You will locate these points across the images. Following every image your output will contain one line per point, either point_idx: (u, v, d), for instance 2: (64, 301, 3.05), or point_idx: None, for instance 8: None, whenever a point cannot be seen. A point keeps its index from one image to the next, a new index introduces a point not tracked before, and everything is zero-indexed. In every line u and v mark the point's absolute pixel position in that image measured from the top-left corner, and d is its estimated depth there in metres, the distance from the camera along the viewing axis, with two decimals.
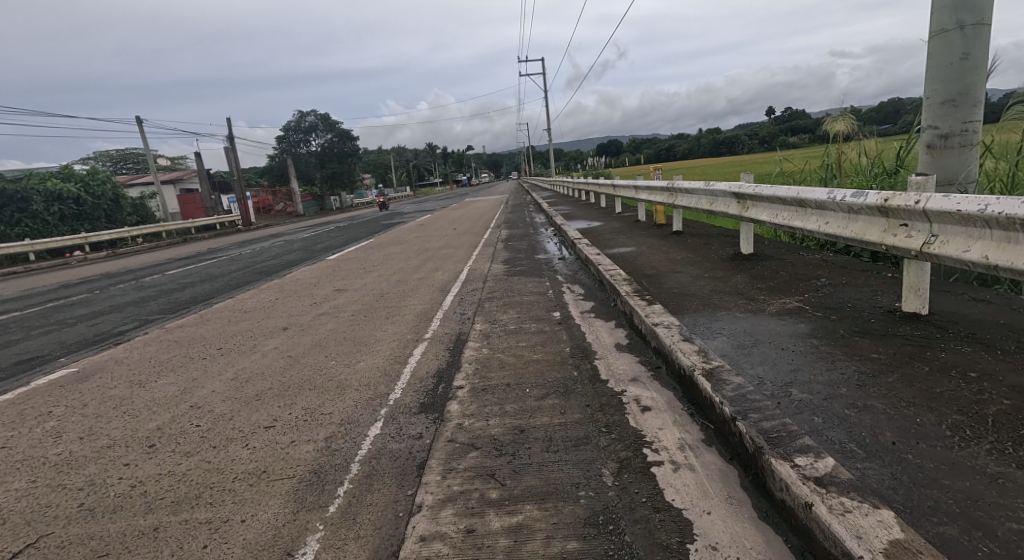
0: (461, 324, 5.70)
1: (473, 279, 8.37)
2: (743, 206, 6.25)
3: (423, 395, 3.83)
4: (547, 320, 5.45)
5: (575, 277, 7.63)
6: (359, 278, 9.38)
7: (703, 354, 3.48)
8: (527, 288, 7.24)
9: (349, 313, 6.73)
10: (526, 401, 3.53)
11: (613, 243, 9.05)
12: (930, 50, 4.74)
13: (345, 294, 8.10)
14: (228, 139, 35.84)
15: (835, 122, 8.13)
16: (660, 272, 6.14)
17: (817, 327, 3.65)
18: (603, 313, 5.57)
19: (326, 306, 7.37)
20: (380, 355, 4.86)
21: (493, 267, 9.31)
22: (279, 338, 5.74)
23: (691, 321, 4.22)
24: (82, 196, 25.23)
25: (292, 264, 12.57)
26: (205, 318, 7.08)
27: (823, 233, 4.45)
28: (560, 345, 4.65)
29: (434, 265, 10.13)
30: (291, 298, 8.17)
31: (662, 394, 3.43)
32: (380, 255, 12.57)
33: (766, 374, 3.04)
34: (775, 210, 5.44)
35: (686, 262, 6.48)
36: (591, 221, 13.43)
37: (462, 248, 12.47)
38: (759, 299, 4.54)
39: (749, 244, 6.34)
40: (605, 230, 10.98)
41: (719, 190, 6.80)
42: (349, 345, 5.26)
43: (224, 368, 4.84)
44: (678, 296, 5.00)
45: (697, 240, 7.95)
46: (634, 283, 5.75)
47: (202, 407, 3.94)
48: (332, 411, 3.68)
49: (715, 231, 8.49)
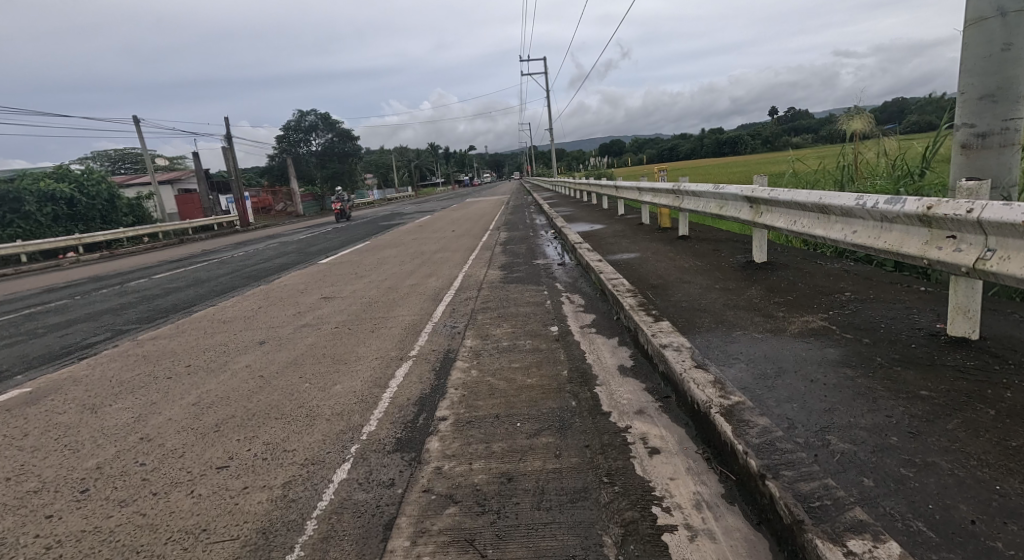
0: (451, 339, 5.26)
1: (468, 286, 7.92)
2: (755, 211, 5.78)
3: (401, 428, 3.39)
4: (544, 337, 5.00)
5: (575, 285, 7.18)
6: (348, 285, 8.94)
7: (719, 385, 3.03)
8: (524, 297, 6.79)
9: (333, 325, 6.29)
10: (516, 438, 3.09)
11: (616, 249, 8.59)
12: (965, 40, 4.27)
13: (332, 303, 7.67)
14: (226, 139, 35.46)
15: (852, 120, 7.72)
16: (666, 283, 5.69)
17: (849, 353, 3.20)
18: (605, 328, 5.11)
19: (310, 316, 6.93)
20: (359, 377, 4.41)
21: (490, 273, 8.87)
22: (254, 354, 5.31)
23: (703, 343, 3.77)
24: (76, 197, 24.85)
25: (283, 267, 12.17)
26: (180, 329, 6.65)
27: (851, 243, 3.99)
28: (556, 366, 4.20)
29: (428, 271, 9.68)
30: (275, 307, 7.73)
31: (672, 432, 2.98)
32: (373, 259, 12.13)
33: (796, 413, 2.59)
34: (793, 216, 4.98)
35: (694, 271, 6.03)
36: (592, 223, 12.97)
37: (459, 252, 12.01)
38: (778, 316, 4.08)
39: (762, 252, 5.87)
40: (607, 234, 10.52)
41: (728, 193, 6.34)
42: (327, 364, 4.83)
43: (188, 390, 4.41)
44: (687, 311, 4.55)
45: (705, 246, 7.49)
46: (639, 295, 5.29)
47: (153, 440, 3.50)
48: (296, 448, 3.24)
49: (724, 236, 8.02)
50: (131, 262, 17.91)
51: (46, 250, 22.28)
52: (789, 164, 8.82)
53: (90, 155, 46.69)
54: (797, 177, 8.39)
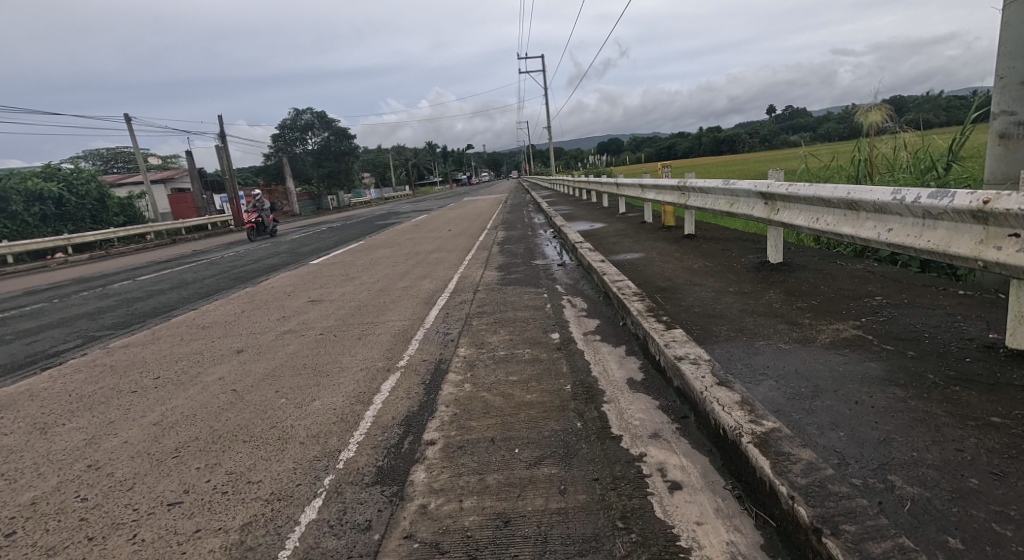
0: (443, 347, 4.85)
1: (463, 288, 7.52)
2: (771, 207, 5.37)
3: (383, 454, 2.99)
4: (544, 345, 4.59)
5: (577, 287, 6.78)
6: (337, 287, 8.52)
7: (748, 406, 2.62)
8: (522, 301, 6.38)
9: (317, 332, 5.87)
10: (514, 469, 2.68)
11: (619, 248, 8.19)
12: (1005, 19, 3.85)
13: (319, 307, 7.25)
14: (219, 137, 34.95)
15: (869, 113, 7.15)
16: (675, 286, 5.28)
17: (895, 368, 2.79)
18: (610, 335, 4.71)
19: (295, 321, 6.51)
20: (340, 391, 4.00)
21: (486, 274, 8.47)
22: (230, 365, 4.89)
23: (723, 354, 3.36)
24: (65, 196, 24.35)
25: (272, 268, 11.76)
26: (155, 336, 6.22)
27: (885, 242, 3.59)
28: (558, 380, 3.79)
29: (421, 272, 9.27)
30: (259, 311, 7.30)
31: (693, 462, 2.58)
32: (366, 259, 11.71)
33: (846, 445, 2.19)
34: (815, 213, 4.57)
35: (704, 272, 5.63)
36: (593, 222, 12.57)
37: (454, 252, 11.60)
38: (804, 324, 3.68)
39: (778, 252, 5.47)
40: (609, 233, 10.11)
41: (740, 189, 5.93)
42: (307, 376, 4.41)
43: (152, 406, 4.01)
44: (701, 318, 4.14)
45: (713, 246, 7.09)
46: (647, 300, 4.89)
47: (102, 468, 3.09)
48: (263, 479, 2.84)
49: (732, 235, 7.63)
50: (119, 264, 17.45)
51: (34, 251, 21.80)
52: (802, 159, 8.39)
53: (82, 155, 46.11)
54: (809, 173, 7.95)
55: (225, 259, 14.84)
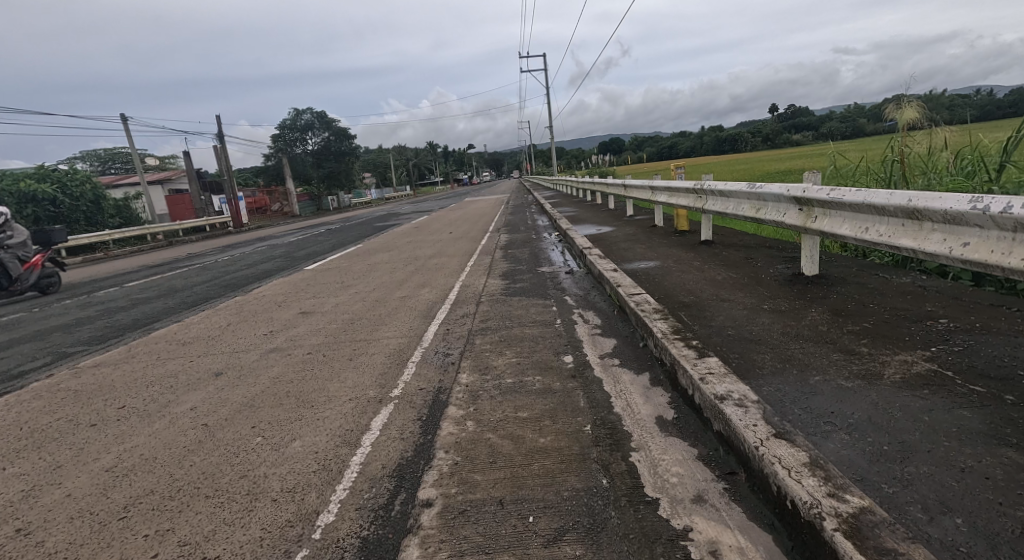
0: (443, 372, 4.34)
1: (465, 299, 7.00)
2: (806, 214, 4.84)
3: (369, 520, 2.48)
4: (557, 372, 4.07)
5: (588, 300, 6.25)
6: (331, 297, 8.01)
7: (821, 471, 2.10)
8: (529, 315, 5.86)
9: (305, 351, 5.35)
10: (528, 548, 2.17)
11: (631, 255, 7.67)
12: None
13: (309, 319, 6.73)
14: (217, 137, 34.47)
15: (905, 109, 6.58)
16: (700, 301, 4.77)
17: (996, 420, 2.27)
18: (630, 359, 4.19)
19: (282, 337, 6.00)
20: (324, 429, 3.48)
21: (489, 283, 7.96)
22: (204, 392, 4.37)
23: (772, 393, 2.84)
24: (58, 197, 23.88)
25: (265, 274, 11.24)
26: (130, 354, 5.71)
27: (960, 258, 3.07)
28: (575, 418, 3.28)
29: (421, 280, 8.76)
30: (245, 324, 6.78)
31: (754, 543, 2.06)
32: (363, 264, 11.20)
33: (968, 542, 1.67)
34: (863, 222, 4.05)
35: (731, 286, 5.11)
36: (600, 225, 12.04)
37: (456, 257, 11.08)
38: (862, 354, 3.16)
39: (813, 264, 4.95)
40: (618, 238, 9.58)
41: (769, 193, 5.40)
42: (288, 407, 3.90)
43: (109, 445, 3.49)
44: (738, 343, 3.62)
45: (735, 255, 6.56)
46: (671, 319, 4.37)
47: (32, 533, 2.58)
48: (223, 554, 2.33)
49: (754, 242, 7.11)
50: (109, 268, 16.94)
51: (25, 254, 21.33)
52: (829, 158, 7.82)
53: (78, 155, 45.67)
54: (837, 173, 7.40)
55: (218, 263, 14.34)
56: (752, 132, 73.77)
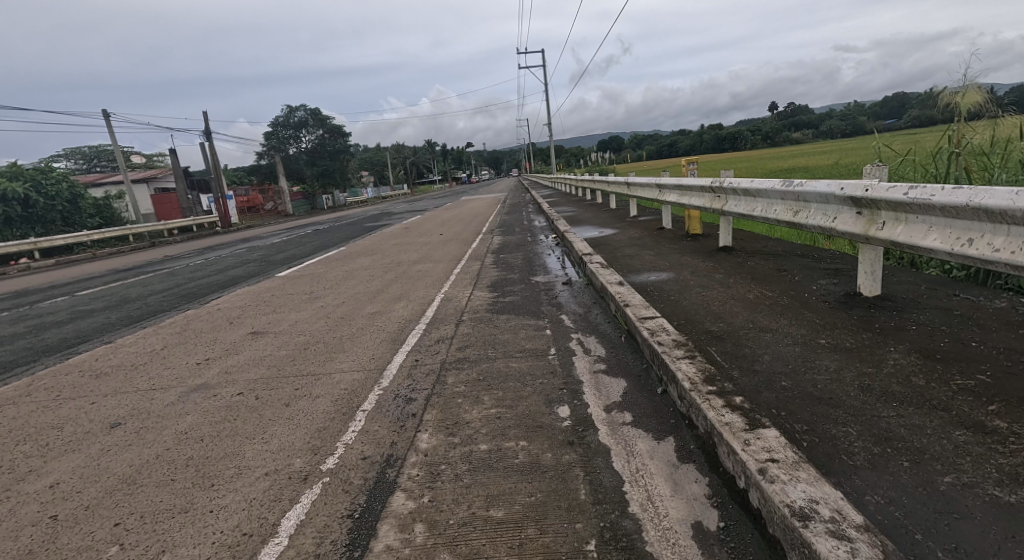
0: (400, 429, 3.29)
1: (444, 318, 5.94)
2: (868, 219, 3.78)
3: None
4: (547, 435, 3.02)
5: (590, 322, 5.19)
6: (293, 312, 6.95)
7: None
8: (518, 342, 4.80)
9: (237, 388, 4.29)
10: None
11: (638, 264, 6.62)
12: None
13: (257, 343, 5.67)
14: (204, 134, 33.40)
15: (965, 91, 5.72)
16: (733, 331, 3.72)
17: None
18: (647, 416, 3.13)
19: (217, 367, 4.93)
20: (212, 533, 2.42)
21: (475, 296, 6.91)
22: (80, 456, 3.30)
23: (886, 508, 1.78)
24: (31, 197, 22.85)
25: (230, 282, 10.17)
26: (25, 391, 4.64)
27: None
28: (573, 525, 2.23)
29: (399, 291, 7.71)
30: (181, 348, 5.72)
31: None
32: (340, 271, 10.15)
33: None
34: (960, 231, 3.00)
35: (769, 310, 4.05)
36: (601, 227, 10.98)
37: (442, 263, 10.00)
38: (1002, 431, 2.11)
39: (874, 282, 3.90)
40: (622, 243, 8.51)
41: (813, 191, 4.35)
42: (177, 488, 2.83)
43: None
44: (802, 404, 2.55)
45: (765, 266, 5.51)
46: (700, 359, 3.31)
47: None
48: None
49: (783, 250, 6.07)
50: (77, 272, 15.86)
51: None
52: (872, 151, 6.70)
53: (63, 153, 44.55)
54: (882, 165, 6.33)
55: (188, 268, 13.28)
56: (753, 130, 72.61)
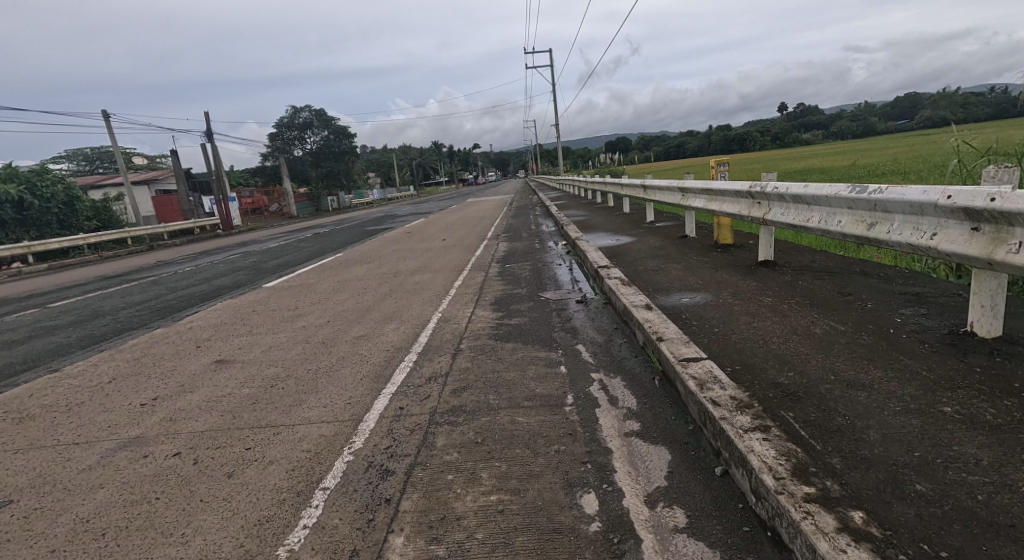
0: (367, 529, 2.42)
1: (439, 345, 5.07)
2: (993, 238, 2.85)
3: None
4: (570, 551, 2.14)
5: (613, 357, 4.29)
6: (270, 334, 6.11)
7: None
8: (526, 384, 3.92)
9: (176, 446, 3.42)
10: None
11: (666, 282, 5.72)
12: None
13: (219, 377, 4.81)
14: (206, 135, 32.80)
15: None
16: (812, 387, 2.81)
17: None
18: (710, 518, 2.24)
19: (161, 411, 4.06)
20: None
21: (477, 316, 6.03)
22: None
23: None
24: (25, 199, 22.19)
25: (214, 294, 9.37)
26: None
27: None
28: None
29: (393, 308, 6.84)
30: (131, 382, 4.86)
31: None
32: (332, 282, 9.30)
33: None
34: None
35: (850, 354, 3.15)
36: (615, 234, 10.10)
37: (442, 273, 9.14)
38: None
39: (995, 318, 2.99)
40: (642, 253, 7.61)
41: (902, 199, 3.43)
42: None
43: None
44: (969, 538, 1.67)
45: (821, 288, 4.61)
46: (777, 434, 2.39)
47: None
48: None
49: (840, 268, 5.16)
50: (63, 278, 15.15)
51: None
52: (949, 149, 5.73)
53: (64, 154, 44.01)
54: (962, 166, 5.38)
55: (176, 276, 12.52)
56: (764, 131, 71.55)
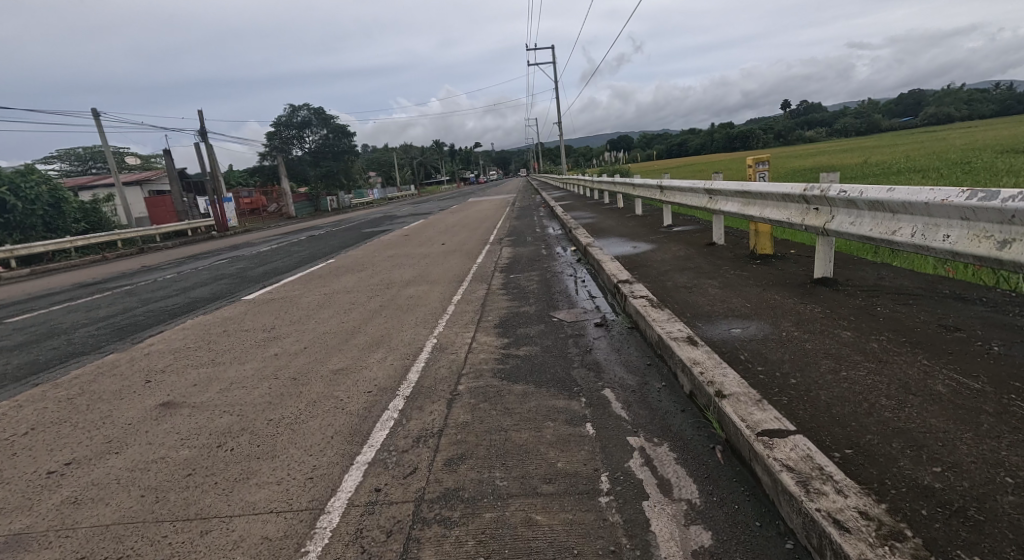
0: None
1: (434, 387, 4.10)
2: None
3: None
4: None
5: (654, 411, 3.32)
6: (235, 365, 5.15)
7: None
8: (545, 452, 2.97)
9: (64, 556, 2.48)
10: None
11: (706, 304, 4.76)
12: None
13: (157, 429, 3.85)
14: (201, 134, 31.94)
15: None
16: (987, 501, 1.86)
17: None
18: None
19: (67, 487, 3.11)
20: None
21: (480, 344, 5.07)
22: None
23: None
24: (8, 201, 21.32)
25: (188, 308, 8.46)
26: None
27: None
28: None
29: (382, 330, 5.89)
30: (50, 435, 3.91)
31: None
32: (317, 295, 8.35)
33: None
34: None
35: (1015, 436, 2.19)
36: (632, 239, 9.13)
37: (441, 285, 8.17)
38: None
39: None
40: (667, 265, 6.66)
41: None
42: None
43: None
44: None
45: (912, 317, 3.66)
46: None
47: None
48: None
49: (924, 289, 4.20)
50: (40, 285, 14.29)
51: None
52: None
53: (56, 154, 43.14)
54: None
55: (155, 284, 11.62)
56: (769, 129, 70.44)
